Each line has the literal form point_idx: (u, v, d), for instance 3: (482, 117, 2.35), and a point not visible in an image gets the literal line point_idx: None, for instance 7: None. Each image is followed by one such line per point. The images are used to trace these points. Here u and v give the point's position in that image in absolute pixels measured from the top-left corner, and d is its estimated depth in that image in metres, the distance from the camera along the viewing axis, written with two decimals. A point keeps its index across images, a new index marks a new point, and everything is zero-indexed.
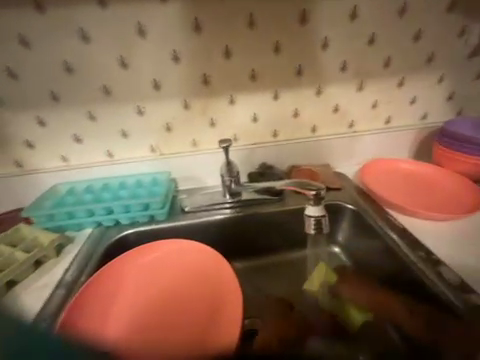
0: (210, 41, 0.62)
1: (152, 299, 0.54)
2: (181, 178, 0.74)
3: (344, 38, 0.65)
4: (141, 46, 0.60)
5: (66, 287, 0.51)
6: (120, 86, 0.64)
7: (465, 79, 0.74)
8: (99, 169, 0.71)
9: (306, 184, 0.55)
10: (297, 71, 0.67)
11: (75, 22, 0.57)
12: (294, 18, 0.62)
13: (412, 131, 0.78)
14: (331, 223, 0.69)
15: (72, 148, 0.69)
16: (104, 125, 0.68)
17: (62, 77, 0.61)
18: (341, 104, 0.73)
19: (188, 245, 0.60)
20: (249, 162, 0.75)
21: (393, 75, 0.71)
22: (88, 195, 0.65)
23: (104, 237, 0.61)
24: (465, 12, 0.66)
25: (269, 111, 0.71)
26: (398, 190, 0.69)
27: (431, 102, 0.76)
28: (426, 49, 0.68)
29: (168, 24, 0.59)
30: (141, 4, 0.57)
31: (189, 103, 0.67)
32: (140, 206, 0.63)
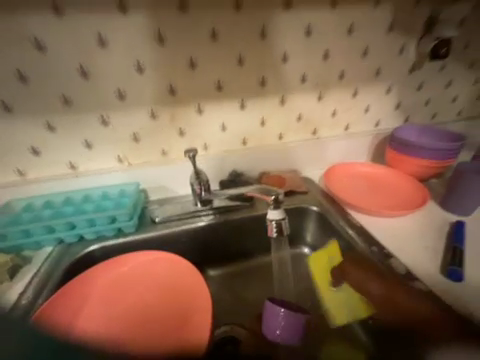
0: (174, 53, 0.62)
1: (119, 314, 0.51)
2: (151, 188, 0.73)
3: (303, 53, 0.70)
4: (102, 56, 0.59)
5: (22, 311, 0.47)
6: (81, 97, 0.62)
7: (408, 91, 0.84)
8: (61, 182, 0.67)
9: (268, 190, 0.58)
10: (261, 82, 0.71)
11: (26, 31, 0.54)
12: (255, 34, 0.65)
13: (367, 136, 0.86)
14: (299, 225, 0.73)
15: (29, 161, 0.65)
16: (65, 136, 0.65)
17: (14, 87, 0.58)
18: (304, 113, 0.78)
19: (159, 256, 0.59)
20: (220, 170, 0.77)
21: (348, 87, 0.78)
22: (48, 211, 0.61)
23: (67, 255, 0.58)
24: (405, 33, 0.74)
25: (237, 120, 0.73)
26: (357, 191, 0.75)
27: (382, 110, 0.84)
28: (374, 64, 0.76)
29: (130, 35, 0.59)
30: (99, 14, 0.56)
31: (156, 113, 0.67)
32: (105, 220, 0.60)
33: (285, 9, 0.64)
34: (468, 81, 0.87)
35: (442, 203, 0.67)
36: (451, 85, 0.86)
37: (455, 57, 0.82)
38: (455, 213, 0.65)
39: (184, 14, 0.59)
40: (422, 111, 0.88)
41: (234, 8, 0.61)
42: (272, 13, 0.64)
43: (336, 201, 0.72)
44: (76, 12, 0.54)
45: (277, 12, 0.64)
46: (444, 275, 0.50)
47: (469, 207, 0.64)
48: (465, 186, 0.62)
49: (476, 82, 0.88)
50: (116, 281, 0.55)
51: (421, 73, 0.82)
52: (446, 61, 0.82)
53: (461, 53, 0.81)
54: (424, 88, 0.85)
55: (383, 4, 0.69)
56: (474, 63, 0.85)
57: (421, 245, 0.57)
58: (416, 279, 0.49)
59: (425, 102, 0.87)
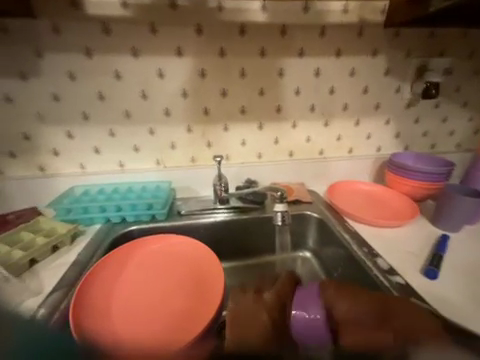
0: (211, 85, 0.82)
1: (148, 291, 0.62)
2: (180, 187, 0.89)
3: (312, 88, 0.87)
4: (159, 84, 0.79)
5: (79, 265, 0.61)
6: (139, 112, 0.81)
7: (405, 123, 0.96)
8: (112, 176, 0.85)
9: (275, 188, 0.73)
10: (277, 109, 0.87)
11: (110, 65, 0.75)
12: (274, 73, 0.83)
13: (368, 160, 0.97)
14: (302, 229, 0.83)
15: (92, 158, 0.84)
16: (121, 140, 0.83)
17: (94, 102, 0.78)
18: (312, 136, 0.92)
19: (178, 240, 0.72)
20: (237, 177, 0.91)
21: (350, 117, 0.92)
22: (101, 196, 0.78)
23: (112, 231, 0.73)
24: (399, 76, 0.89)
25: (255, 137, 0.89)
26: (356, 205, 0.86)
27: (382, 138, 0.97)
28: (373, 100, 0.91)
29: (180, 71, 0.79)
30: (162, 56, 0.77)
31: (191, 128, 0.85)
32: (144, 207, 0.76)
33: (299, 57, 0.82)
34: (462, 117, 0.98)
35: (433, 221, 0.76)
36: (446, 121, 0.98)
37: (447, 97, 0.94)
38: (443, 228, 0.74)
39: (222, 57, 0.79)
40: (420, 141, 0.99)
41: (259, 55, 0.81)
42: (289, 59, 0.82)
43: (336, 212, 0.82)
44: (146, 55, 0.76)
45: (294, 58, 0.83)
46: (423, 274, 0.58)
47: (454, 224, 0.72)
48: (451, 206, 0.70)
49: (471, 119, 0.99)
50: (140, 264, 0.67)
51: (416, 109, 0.95)
52: (440, 100, 0.95)
53: (452, 94, 0.94)
54: (420, 121, 0.97)
55: (379, 54, 0.86)
56: (466, 103, 0.97)
57: (408, 251, 0.65)
58: (397, 274, 0.57)
59: (423, 133, 0.98)
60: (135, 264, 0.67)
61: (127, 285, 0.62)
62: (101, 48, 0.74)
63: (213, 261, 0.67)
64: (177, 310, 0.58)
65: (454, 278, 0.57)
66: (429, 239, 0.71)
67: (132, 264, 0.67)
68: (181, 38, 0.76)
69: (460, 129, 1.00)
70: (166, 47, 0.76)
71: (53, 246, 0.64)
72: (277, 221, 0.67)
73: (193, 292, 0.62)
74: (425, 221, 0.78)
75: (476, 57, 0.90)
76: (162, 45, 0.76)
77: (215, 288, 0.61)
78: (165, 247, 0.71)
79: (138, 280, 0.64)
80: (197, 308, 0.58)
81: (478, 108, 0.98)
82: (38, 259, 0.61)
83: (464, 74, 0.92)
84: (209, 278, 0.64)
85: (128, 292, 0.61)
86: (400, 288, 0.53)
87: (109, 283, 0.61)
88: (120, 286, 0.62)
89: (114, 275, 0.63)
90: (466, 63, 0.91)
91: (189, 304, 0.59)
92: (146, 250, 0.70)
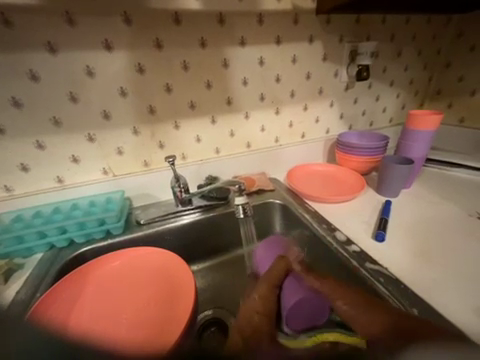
0: (153, 80, 0.75)
1: (113, 313, 0.56)
2: (135, 195, 0.82)
3: (258, 77, 0.87)
4: (91, 83, 0.70)
5: (21, 303, 0.52)
6: (71, 117, 0.71)
7: (346, 104, 1.04)
8: (49, 195, 0.73)
9: (233, 182, 0.72)
10: (227, 101, 0.86)
11: (23, 64, 0.63)
12: (219, 63, 0.81)
13: (320, 142, 1.04)
14: (268, 218, 0.85)
15: (19, 177, 0.71)
16: (54, 153, 0.72)
17: (9, 111, 0.65)
18: (266, 124, 0.94)
19: (140, 251, 0.67)
20: (197, 176, 0.88)
21: (298, 102, 0.96)
22: (39, 219, 0.67)
23: (58, 257, 0.63)
24: (336, 61, 0.96)
25: (209, 132, 0.87)
26: (313, 185, 0.91)
27: (329, 120, 1.04)
28: (317, 84, 0.96)
29: (114, 68, 0.71)
30: (89, 51, 0.67)
31: (138, 130, 0.78)
32: (95, 223, 0.68)
33: (241, 46, 0.81)
34: (391, 94, 1.11)
35: (378, 190, 0.85)
36: (379, 99, 1.10)
37: (377, 78, 1.05)
38: (386, 195, 0.84)
39: (159, 50, 0.73)
40: (361, 120, 1.10)
41: (200, 45, 0.77)
42: (232, 49, 0.81)
43: (296, 195, 0.86)
44: (69, 50, 0.66)
45: (236, 48, 0.81)
46: (374, 238, 0.65)
47: (395, 191, 0.82)
48: (390, 174, 0.80)
49: (398, 96, 1.13)
50: (99, 287, 0.60)
51: (353, 91, 1.03)
52: (372, 81, 1.05)
53: (381, 74, 1.05)
54: (358, 102, 1.06)
55: (316, 41, 0.90)
56: (393, 82, 1.09)
57: (361, 221, 0.72)
58: (353, 243, 0.63)
59: (362, 112, 1.09)
60: (95, 284, 0.60)
61: (87, 306, 0.56)
62: (4, 44, 0.61)
63: (181, 264, 0.64)
64: (146, 324, 0.53)
65: (397, 237, 0.66)
66: (376, 206, 0.79)
67: (92, 284, 0.60)
68: (109, 31, 0.67)
69: (391, 104, 1.13)
70: (91, 40, 0.67)
71: None
72: (240, 215, 0.67)
73: (164, 302, 0.58)
74: (371, 191, 0.87)
75: (395, 40, 1.02)
76: (86, 39, 0.66)
77: (187, 292, 0.58)
78: (130, 260, 0.65)
79: (101, 298, 0.58)
80: (173, 314, 0.55)
81: (402, 85, 1.12)
82: None
83: (387, 56, 1.03)
84: (181, 282, 0.60)
85: (89, 312, 0.55)
86: (356, 256, 0.59)
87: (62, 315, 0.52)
88: (79, 309, 0.55)
89: (71, 298, 0.56)
90: (388, 46, 1.02)
91: (163, 313, 0.55)
92: (107, 267, 0.63)
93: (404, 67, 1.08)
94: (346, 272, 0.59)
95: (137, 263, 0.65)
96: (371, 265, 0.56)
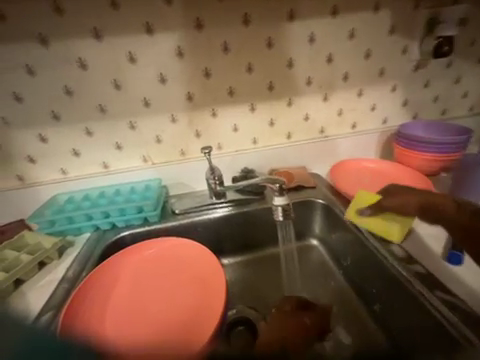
0: (192, 64, 0.71)
1: (147, 308, 0.56)
2: (171, 184, 0.82)
3: (307, 58, 0.76)
4: (132, 69, 0.69)
5: (70, 280, 0.57)
6: (114, 104, 0.72)
7: (415, 88, 0.85)
8: (96, 180, 0.78)
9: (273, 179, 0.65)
10: (269, 87, 0.78)
11: (74, 53, 0.66)
12: (262, 44, 0.73)
13: (375, 134, 0.88)
14: (307, 217, 0.78)
15: (72, 161, 0.76)
16: (100, 139, 0.75)
17: (63, 98, 0.69)
18: (311, 112, 0.83)
19: (169, 242, 0.67)
20: (233, 167, 0.84)
21: (352, 87, 0.82)
22: (86, 202, 0.72)
23: (102, 239, 0.67)
24: (406, 34, 0.78)
25: (247, 121, 0.81)
26: (363, 185, 0.79)
27: (389, 108, 0.87)
28: (378, 64, 0.80)
29: (154, 52, 0.69)
30: (132, 37, 0.67)
31: (176, 117, 0.76)
32: (133, 210, 0.70)
33: (289, 22, 0.71)
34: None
35: (450, 196, 0.69)
36: (461, 81, 0.87)
37: (462, 53, 0.83)
38: None
39: (199, 31, 0.69)
40: (432, 107, 0.89)
41: (243, 23, 0.70)
42: (277, 26, 0.71)
43: (342, 195, 0.75)
44: (114, 36, 0.66)
45: (283, 24, 0.72)
46: (447, 261, 0.54)
47: None
48: (472, 177, 0.64)
49: None
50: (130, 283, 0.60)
51: (426, 71, 0.84)
52: (453, 58, 0.83)
53: (467, 49, 0.83)
54: (432, 85, 0.86)
55: (381, 10, 0.74)
56: None
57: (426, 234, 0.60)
58: (416, 263, 0.53)
59: (434, 98, 0.88)
60: (136, 264, 0.64)
61: (127, 282, 0.60)
62: (60, 33, 0.64)
63: (207, 256, 0.63)
64: (171, 317, 0.55)
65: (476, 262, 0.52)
66: None
67: (133, 264, 0.64)
68: (151, 14, 0.66)
69: (478, 87, 0.88)
70: (134, 26, 0.66)
71: (39, 263, 0.60)
72: (279, 216, 0.61)
73: (192, 299, 0.57)
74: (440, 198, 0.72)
75: None
76: (130, 24, 0.66)
77: (216, 298, 0.55)
78: (167, 248, 0.66)
79: (139, 278, 0.61)
80: (205, 306, 0.55)
81: None
82: (25, 278, 0.57)
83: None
84: (211, 285, 0.58)
85: (127, 288, 0.59)
86: (421, 278, 0.49)
87: (97, 323, 0.53)
88: (120, 284, 0.60)
89: (114, 274, 0.61)
90: None
91: (195, 304, 0.56)
92: (144, 253, 0.65)
93: None
94: (405, 296, 0.50)
95: (174, 252, 0.66)
96: (442, 295, 0.46)
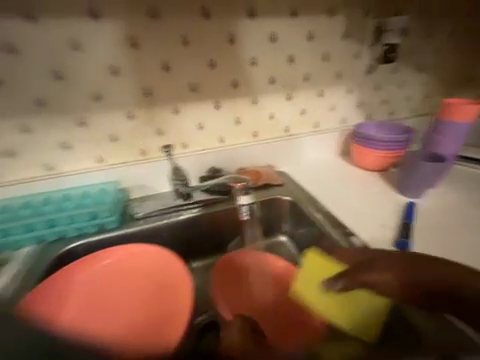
0: (149, 56, 0.66)
1: (104, 304, 0.55)
2: (131, 187, 0.75)
3: (270, 57, 0.77)
4: (78, 59, 0.62)
5: None
6: (57, 98, 0.63)
7: (367, 90, 0.93)
8: (38, 185, 0.68)
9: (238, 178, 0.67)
10: (233, 84, 0.76)
11: (2, 36, 0.56)
12: (225, 40, 0.71)
13: (335, 133, 0.93)
14: (275, 215, 0.78)
15: (4, 164, 0.65)
16: (41, 138, 0.65)
17: None
18: (276, 111, 0.84)
19: (129, 249, 0.60)
20: (198, 167, 0.80)
21: (313, 87, 0.85)
22: (27, 211, 0.62)
23: (48, 252, 0.59)
24: (358, 39, 0.84)
25: (212, 119, 0.78)
26: (325, 182, 0.83)
27: (346, 108, 0.93)
28: (335, 67, 0.85)
29: (104, 40, 0.62)
30: (75, 21, 0.59)
31: (133, 114, 0.70)
32: (87, 216, 0.63)
33: (250, 19, 0.71)
34: (419, 80, 0.98)
35: (398, 189, 0.77)
36: (404, 85, 0.97)
37: (405, 60, 0.93)
38: (408, 196, 0.75)
39: (156, 21, 0.64)
40: (382, 109, 0.98)
41: (203, 16, 0.67)
42: (239, 22, 0.70)
43: (307, 192, 0.78)
44: (52, 19, 0.57)
45: (244, 21, 0.71)
46: (395, 246, 0.58)
47: (420, 189, 0.73)
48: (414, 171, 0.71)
49: (426, 82, 0.99)
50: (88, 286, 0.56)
51: (376, 75, 0.91)
52: (398, 64, 0.92)
53: (409, 57, 0.93)
54: (381, 88, 0.94)
55: (336, 15, 0.79)
56: (421, 66, 0.96)
57: (379, 225, 0.65)
58: (370, 251, 0.56)
59: (383, 100, 0.96)
60: (92, 270, 0.58)
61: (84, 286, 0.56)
62: None
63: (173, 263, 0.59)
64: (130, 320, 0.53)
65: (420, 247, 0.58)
66: (396, 208, 0.71)
67: (89, 271, 0.57)
68: None
69: (418, 92, 1.00)
70: (77, 9, 0.58)
71: None
72: (244, 215, 0.62)
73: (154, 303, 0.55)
74: (391, 191, 0.79)
75: (429, 17, 0.89)
76: (72, 7, 0.58)
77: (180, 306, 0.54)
78: (127, 256, 0.60)
79: (97, 282, 0.57)
80: (165, 312, 0.54)
81: (431, 70, 0.98)
82: None
83: (417, 35, 0.90)
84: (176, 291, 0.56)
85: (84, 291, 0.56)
86: None
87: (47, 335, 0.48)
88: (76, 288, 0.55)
89: (69, 281, 0.55)
90: (420, 23, 0.89)
91: (156, 306, 0.55)
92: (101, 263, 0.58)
93: (435, 49, 0.95)
94: None
95: (135, 257, 0.60)
96: None
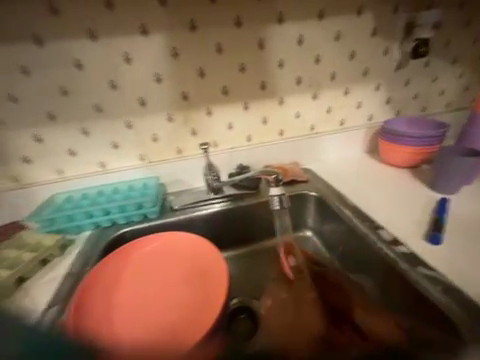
0: (187, 64, 0.74)
1: (147, 289, 0.61)
2: (169, 182, 0.84)
3: (296, 58, 0.80)
4: (129, 69, 0.71)
5: (73, 276, 0.58)
6: (110, 104, 0.73)
7: (397, 86, 0.91)
8: (93, 179, 0.79)
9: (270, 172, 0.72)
10: (261, 86, 0.81)
11: (70, 53, 0.67)
12: (254, 45, 0.76)
13: (361, 130, 0.93)
14: (301, 210, 0.81)
15: (67, 161, 0.76)
16: (96, 139, 0.76)
17: (59, 98, 0.70)
18: (301, 110, 0.87)
19: (172, 236, 0.68)
20: (228, 164, 0.87)
21: (340, 85, 0.87)
22: (86, 201, 0.73)
23: (103, 236, 0.69)
24: (387, 35, 0.84)
25: (241, 119, 0.84)
26: (352, 179, 0.84)
27: (374, 105, 0.92)
28: (362, 64, 0.86)
29: (149, 52, 0.71)
30: (127, 37, 0.68)
31: (172, 116, 0.78)
32: (133, 207, 0.71)
33: (279, 24, 0.75)
34: (455, 74, 0.94)
35: (430, 186, 0.75)
36: (438, 80, 0.93)
37: (438, 54, 0.90)
38: (441, 192, 0.73)
39: (194, 32, 0.71)
40: (413, 104, 0.95)
41: (235, 24, 0.73)
42: (268, 28, 0.75)
43: (333, 188, 0.80)
44: (109, 37, 0.67)
45: (273, 26, 0.76)
46: (427, 240, 0.58)
47: (454, 185, 0.71)
48: (448, 167, 0.70)
49: (462, 75, 0.95)
50: (124, 285, 0.61)
51: (406, 70, 0.90)
52: (430, 58, 0.90)
53: (443, 50, 0.90)
54: (412, 83, 0.92)
55: (364, 13, 0.80)
56: (457, 58, 0.92)
57: (409, 220, 0.65)
58: (400, 244, 0.57)
59: (414, 96, 0.94)
60: (141, 255, 0.66)
61: (133, 270, 0.63)
62: (56, 34, 0.65)
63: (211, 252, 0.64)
64: (169, 306, 0.58)
65: (454, 242, 0.57)
66: (428, 204, 0.70)
67: (139, 255, 0.66)
68: (146, 16, 0.68)
69: (453, 86, 0.96)
70: (129, 27, 0.68)
71: (41, 260, 0.61)
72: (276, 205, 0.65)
73: (191, 292, 0.60)
74: (422, 187, 0.77)
75: (465, 7, 0.86)
76: (125, 26, 0.67)
77: (215, 295, 0.57)
78: (169, 243, 0.68)
79: (144, 267, 0.64)
80: (200, 302, 0.57)
81: (469, 62, 0.93)
82: (27, 276, 0.57)
83: (452, 27, 0.87)
84: (212, 280, 0.60)
85: (133, 275, 0.63)
86: (405, 258, 0.53)
87: (104, 308, 0.56)
88: (127, 271, 0.63)
89: (121, 262, 0.64)
90: (455, 14, 0.86)
91: (193, 294, 0.59)
92: (147, 247, 0.67)
93: (472, 40, 0.90)
94: (392, 276, 0.54)
95: (177, 247, 0.67)
96: (424, 270, 0.50)
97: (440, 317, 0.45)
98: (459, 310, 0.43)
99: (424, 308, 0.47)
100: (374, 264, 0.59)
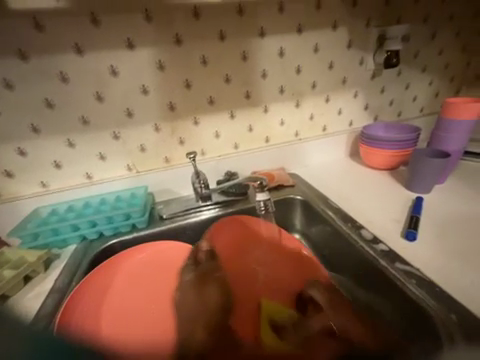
0: (173, 76, 0.76)
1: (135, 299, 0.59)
2: (157, 191, 0.84)
3: (279, 69, 0.84)
4: (115, 81, 0.72)
5: (59, 291, 0.57)
6: (97, 116, 0.74)
7: (373, 93, 0.97)
8: (79, 191, 0.78)
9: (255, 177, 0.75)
10: (246, 95, 0.84)
11: (55, 67, 0.67)
12: (238, 57, 0.79)
13: (343, 135, 0.98)
14: (289, 213, 0.84)
15: (52, 173, 0.75)
16: (83, 151, 0.76)
17: (43, 111, 0.70)
18: (285, 118, 0.91)
19: (162, 245, 0.68)
20: (216, 171, 0.88)
21: (320, 93, 0.91)
22: (71, 213, 0.72)
23: (89, 248, 0.67)
24: (361, 47, 0.90)
25: (228, 127, 0.86)
26: (336, 181, 0.88)
27: (353, 111, 0.98)
28: (340, 74, 0.91)
29: (134, 65, 0.72)
30: (112, 51, 0.70)
31: (159, 126, 0.80)
32: (121, 217, 0.71)
33: (260, 37, 0.80)
34: (425, 81, 1.02)
35: (406, 186, 0.80)
36: (409, 87, 1.01)
37: (408, 63, 0.97)
38: (417, 192, 0.78)
39: (179, 46, 0.74)
40: (389, 110, 1.01)
41: (219, 38, 0.76)
42: (251, 41, 0.79)
43: (319, 191, 0.83)
44: (95, 51, 0.69)
45: (255, 39, 0.79)
46: (404, 237, 0.61)
47: (428, 185, 0.76)
48: (421, 168, 0.75)
49: (431, 82, 1.02)
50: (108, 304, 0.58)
51: (381, 79, 0.96)
52: (401, 67, 0.97)
53: (412, 60, 0.97)
54: (386, 90, 0.99)
55: (339, 27, 0.86)
56: (426, 67, 1.00)
57: (389, 219, 0.68)
58: (381, 241, 0.60)
59: (389, 102, 1.00)
60: (129, 264, 0.64)
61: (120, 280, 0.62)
62: (40, 48, 0.66)
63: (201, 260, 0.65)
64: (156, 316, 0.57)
65: (429, 239, 0.61)
66: (406, 204, 0.74)
67: (127, 264, 0.64)
68: (131, 30, 0.70)
69: (424, 92, 1.03)
70: (114, 41, 0.69)
71: (25, 276, 0.59)
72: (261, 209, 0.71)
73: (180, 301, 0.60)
74: (400, 187, 0.82)
75: (429, 22, 0.94)
76: (110, 40, 0.69)
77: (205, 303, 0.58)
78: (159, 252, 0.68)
79: (132, 277, 0.63)
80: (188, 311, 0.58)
81: (436, 71, 1.01)
82: (10, 294, 0.56)
83: (419, 40, 0.95)
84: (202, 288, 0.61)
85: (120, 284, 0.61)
86: (385, 255, 0.56)
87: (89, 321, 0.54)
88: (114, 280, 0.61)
89: (109, 272, 0.61)
90: (421, 28, 0.94)
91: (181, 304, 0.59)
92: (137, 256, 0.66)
93: (438, 51, 0.99)
94: (374, 273, 0.57)
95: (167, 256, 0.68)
96: (401, 266, 0.54)
97: (418, 310, 0.47)
98: (434, 302, 0.46)
99: (404, 302, 0.50)
100: (358, 263, 0.61)
